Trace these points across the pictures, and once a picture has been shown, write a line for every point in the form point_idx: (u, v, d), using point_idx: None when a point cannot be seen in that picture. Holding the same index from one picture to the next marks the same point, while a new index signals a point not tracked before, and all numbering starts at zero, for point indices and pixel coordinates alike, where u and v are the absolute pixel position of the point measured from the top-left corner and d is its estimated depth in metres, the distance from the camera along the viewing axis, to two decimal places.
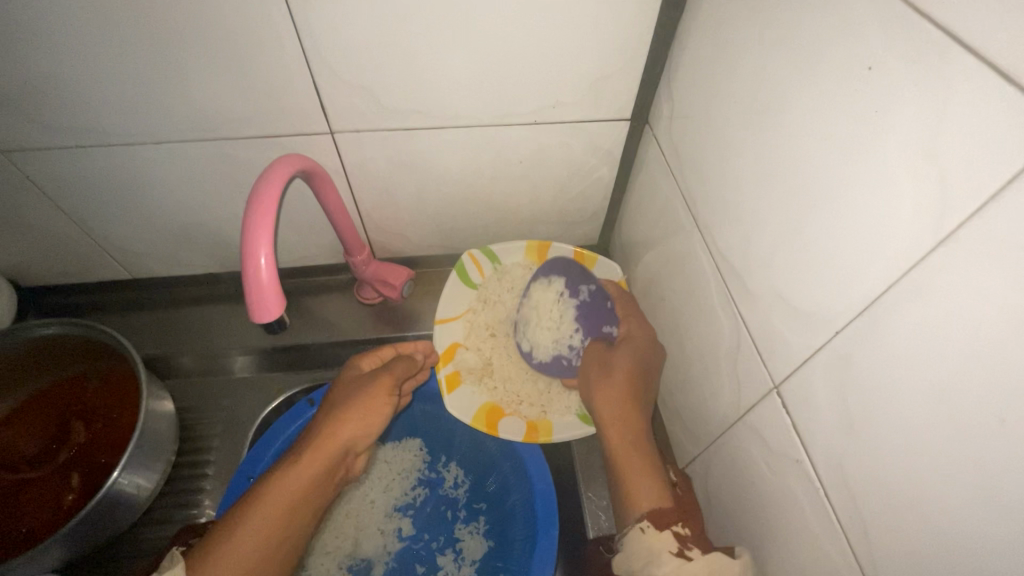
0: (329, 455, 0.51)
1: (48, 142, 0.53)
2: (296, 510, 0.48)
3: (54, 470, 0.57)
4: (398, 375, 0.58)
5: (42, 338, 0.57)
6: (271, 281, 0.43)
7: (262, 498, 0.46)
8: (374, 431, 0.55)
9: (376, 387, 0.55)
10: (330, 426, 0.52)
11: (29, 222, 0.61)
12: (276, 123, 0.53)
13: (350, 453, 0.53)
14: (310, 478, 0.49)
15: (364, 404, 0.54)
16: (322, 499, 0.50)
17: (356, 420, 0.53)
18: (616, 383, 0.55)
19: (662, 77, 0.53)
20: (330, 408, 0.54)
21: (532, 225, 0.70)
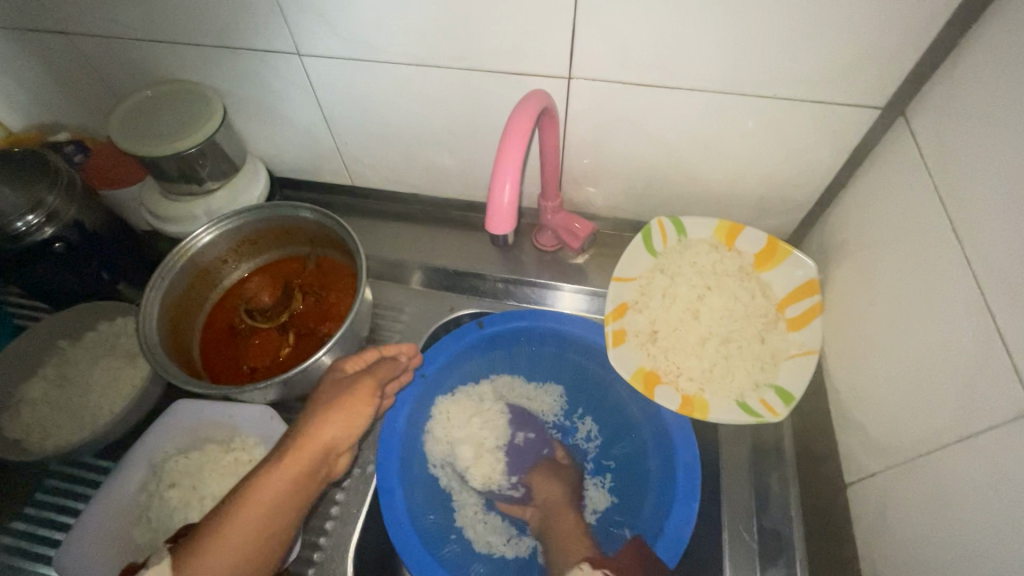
0: (309, 456, 0.52)
1: (334, 53, 0.61)
2: (278, 511, 0.48)
3: (276, 326, 0.69)
4: (378, 377, 0.60)
5: (292, 217, 0.68)
6: (511, 204, 0.48)
7: (244, 502, 0.47)
8: (356, 432, 0.55)
9: (355, 391, 0.56)
10: (312, 425, 0.53)
11: (294, 119, 0.71)
12: (525, 61, 0.57)
13: (330, 455, 0.54)
14: (290, 478, 0.50)
15: (348, 403, 0.56)
16: (301, 501, 0.50)
17: (342, 421, 0.55)
18: (554, 481, 0.68)
19: (939, 62, 0.48)
20: (316, 408, 0.55)
21: (723, 206, 0.69)
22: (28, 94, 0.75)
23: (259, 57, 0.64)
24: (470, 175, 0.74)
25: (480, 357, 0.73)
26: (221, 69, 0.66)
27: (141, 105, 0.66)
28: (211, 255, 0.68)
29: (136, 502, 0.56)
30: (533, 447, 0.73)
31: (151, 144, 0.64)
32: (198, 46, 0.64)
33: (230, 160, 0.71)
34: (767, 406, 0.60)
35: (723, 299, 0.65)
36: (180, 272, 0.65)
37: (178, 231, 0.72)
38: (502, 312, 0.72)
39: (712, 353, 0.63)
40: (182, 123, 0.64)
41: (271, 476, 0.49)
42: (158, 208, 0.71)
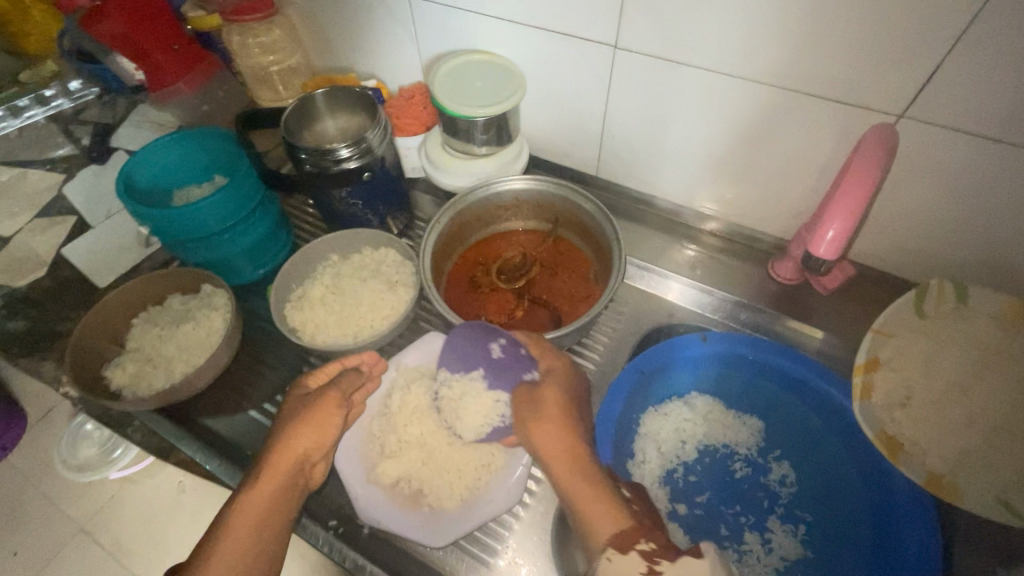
0: (285, 465, 0.52)
1: (649, 51, 0.64)
2: (267, 520, 0.49)
3: (513, 289, 0.74)
4: (344, 388, 0.59)
5: (552, 196, 0.74)
6: (837, 239, 0.47)
7: (235, 516, 0.48)
8: (328, 441, 0.55)
9: (321, 402, 0.56)
10: (285, 439, 0.54)
11: (572, 105, 0.75)
12: (855, 92, 0.56)
13: (305, 466, 0.54)
14: (273, 494, 0.50)
15: (312, 416, 0.55)
16: (288, 509, 0.51)
17: (309, 430, 0.55)
18: (551, 424, 0.53)
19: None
20: (286, 420, 0.56)
21: (1018, 286, 0.62)
22: (349, 43, 0.88)
23: (570, 42, 0.68)
24: (727, 192, 0.74)
25: (691, 370, 0.74)
26: (529, 49, 0.72)
27: (458, 71, 0.74)
28: (475, 212, 0.75)
29: (382, 408, 0.63)
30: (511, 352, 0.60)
31: (453, 106, 0.71)
32: (518, 26, 0.70)
33: (509, 131, 0.76)
34: None
35: (1002, 386, 0.58)
36: (450, 219, 0.73)
37: (447, 185, 0.80)
38: (731, 334, 0.72)
39: (975, 439, 0.57)
40: (488, 95, 0.71)
41: (254, 488, 0.50)
42: (437, 161, 0.79)
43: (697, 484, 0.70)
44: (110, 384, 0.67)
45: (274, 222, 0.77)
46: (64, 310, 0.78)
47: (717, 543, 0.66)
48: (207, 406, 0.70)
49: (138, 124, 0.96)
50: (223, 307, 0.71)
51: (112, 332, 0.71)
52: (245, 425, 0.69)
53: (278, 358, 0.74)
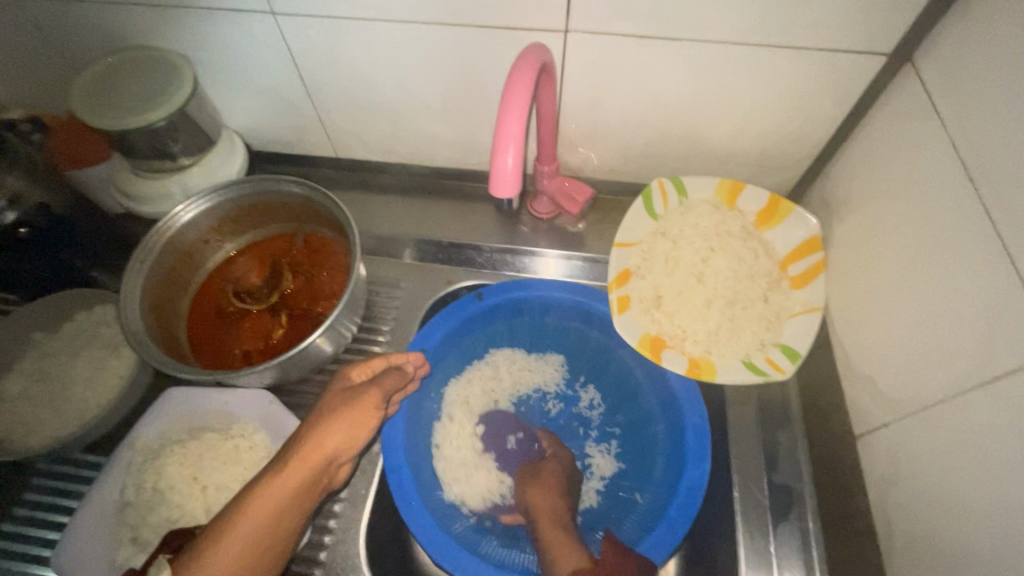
0: (311, 468, 0.48)
1: (314, 10, 0.56)
2: (279, 520, 0.45)
3: (267, 307, 0.66)
4: (386, 389, 0.56)
5: (278, 193, 0.65)
6: (515, 167, 0.46)
7: (245, 519, 0.43)
8: (362, 441, 0.52)
9: (365, 399, 0.54)
10: (319, 431, 0.50)
11: (270, 88, 0.66)
12: (521, 15, 0.54)
13: (333, 465, 0.50)
14: (294, 487, 0.46)
15: (354, 412, 0.52)
16: (300, 510, 0.47)
17: (342, 431, 0.51)
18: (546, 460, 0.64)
19: (947, 3, 0.47)
20: (325, 412, 0.52)
21: (724, 164, 0.67)
22: None
23: (229, 18, 0.59)
24: (462, 141, 0.70)
25: (481, 329, 0.71)
26: (187, 32, 0.61)
27: (102, 75, 0.61)
28: (193, 235, 0.65)
29: (117, 507, 0.52)
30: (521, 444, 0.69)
31: (108, 117, 0.58)
32: (158, 8, 0.58)
33: (204, 132, 0.67)
34: (775, 366, 0.59)
35: (727, 260, 0.64)
36: (160, 253, 0.62)
37: (154, 211, 0.67)
38: (503, 282, 0.71)
39: (718, 315, 0.62)
40: (150, 94, 0.59)
41: (281, 479, 0.46)
42: (130, 187, 0.66)
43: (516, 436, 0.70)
44: None
45: None
46: None
47: None
48: None
49: None
50: None
51: None
52: None
53: None
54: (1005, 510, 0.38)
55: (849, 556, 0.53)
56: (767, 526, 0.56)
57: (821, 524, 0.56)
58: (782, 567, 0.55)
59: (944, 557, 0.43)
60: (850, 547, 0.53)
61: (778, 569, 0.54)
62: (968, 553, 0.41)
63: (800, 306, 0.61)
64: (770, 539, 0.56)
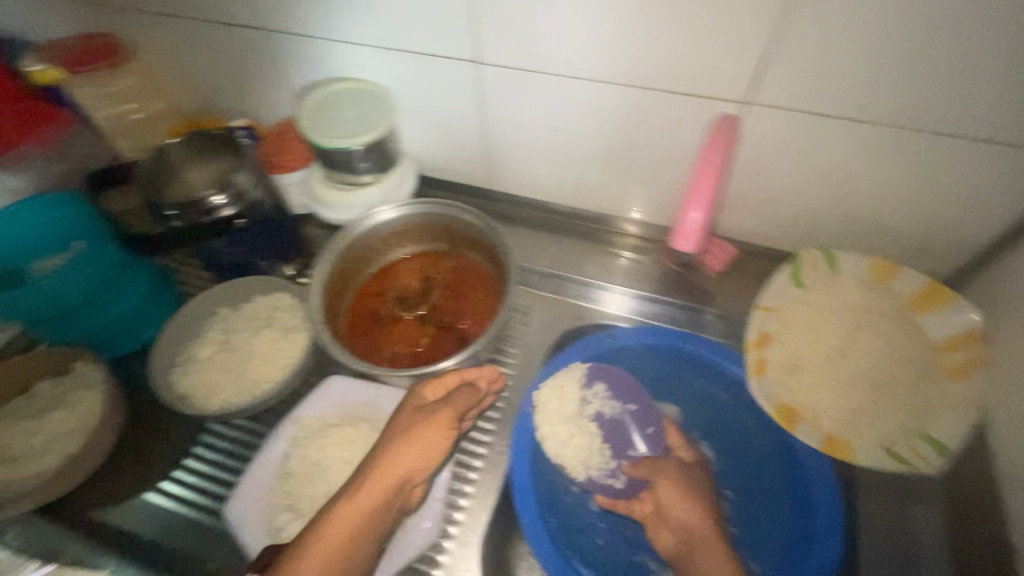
0: (384, 489, 0.52)
1: (511, 63, 0.64)
2: (355, 540, 0.49)
3: (415, 317, 0.72)
4: (457, 409, 0.58)
5: (443, 216, 0.73)
6: (697, 226, 0.50)
7: (328, 542, 0.48)
8: (433, 463, 0.55)
9: (435, 422, 0.56)
10: (390, 457, 0.53)
11: (449, 123, 0.75)
12: (703, 84, 0.58)
13: (406, 487, 0.54)
14: (369, 509, 0.50)
15: (424, 437, 0.55)
16: (378, 527, 0.51)
17: (413, 453, 0.54)
18: (669, 483, 0.62)
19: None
20: (396, 434, 0.55)
21: (878, 243, 0.67)
22: (214, 81, 0.83)
23: (435, 63, 0.67)
24: (612, 190, 0.75)
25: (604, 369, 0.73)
26: (395, 71, 0.70)
27: (321, 99, 0.71)
28: (365, 244, 0.73)
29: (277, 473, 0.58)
30: (636, 419, 0.69)
31: (323, 136, 0.68)
32: (378, 50, 0.68)
33: (390, 156, 0.75)
34: (922, 459, 0.57)
35: (879, 340, 0.62)
36: (339, 255, 0.70)
37: (333, 218, 0.76)
38: (632, 327, 0.73)
39: (862, 394, 0.61)
40: (359, 121, 0.69)
41: (353, 503, 0.50)
42: (319, 195, 0.76)
43: None
44: None
45: (146, 283, 0.71)
46: None
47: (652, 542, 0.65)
48: (94, 496, 0.64)
49: None
50: (96, 383, 0.65)
51: None
52: (141, 509, 0.63)
53: (169, 429, 0.68)
54: None
55: None
56: None
57: None
58: None
59: None
60: None
61: None
62: None
63: (954, 399, 0.59)
64: None
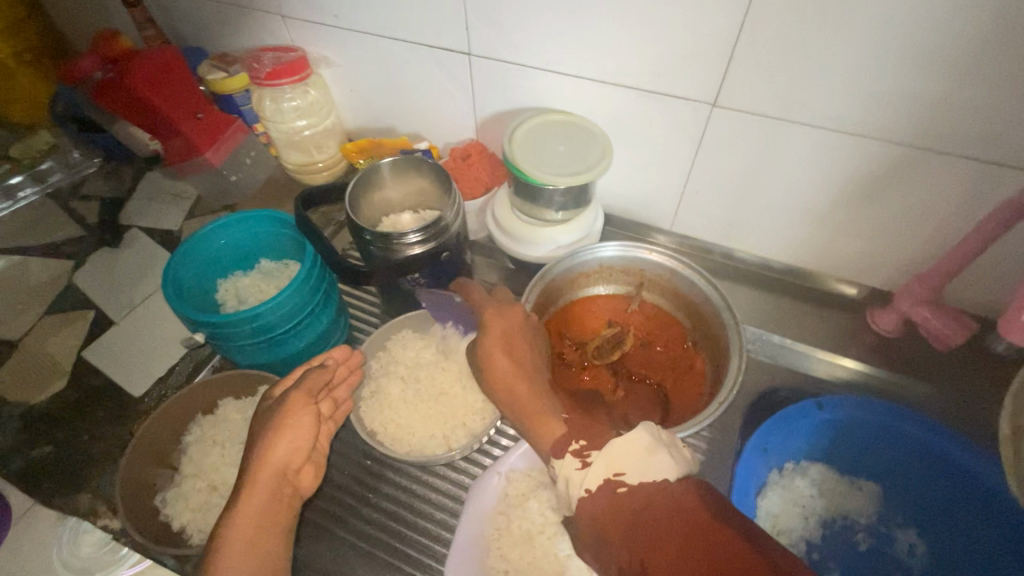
0: (266, 481, 0.49)
1: (755, 109, 0.60)
2: (261, 549, 0.46)
3: (606, 365, 0.67)
4: (312, 386, 0.55)
5: (643, 260, 0.69)
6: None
7: (231, 543, 0.45)
8: (308, 446, 0.52)
9: (291, 404, 0.52)
10: (259, 452, 0.50)
11: (654, 163, 0.70)
12: (991, 147, 0.53)
13: (289, 477, 0.51)
14: (259, 513, 0.47)
15: (286, 422, 0.51)
16: (280, 525, 0.48)
17: (286, 444, 0.51)
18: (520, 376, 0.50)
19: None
20: (260, 428, 0.52)
21: None
22: (393, 99, 0.81)
23: (660, 101, 0.63)
24: (821, 246, 0.70)
25: (803, 439, 0.67)
26: (610, 107, 0.67)
27: (531, 132, 0.67)
28: (558, 283, 0.69)
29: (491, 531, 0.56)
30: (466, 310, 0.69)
31: (535, 171, 0.64)
32: (599, 84, 0.65)
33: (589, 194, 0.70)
34: None
35: None
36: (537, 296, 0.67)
37: (522, 254, 0.73)
38: (841, 395, 0.67)
39: None
40: (575, 158, 0.65)
41: (238, 510, 0.47)
42: (510, 228, 0.72)
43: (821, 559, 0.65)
44: (173, 522, 0.58)
45: (331, 314, 0.68)
46: (96, 427, 0.68)
47: None
48: None
49: (153, 198, 0.87)
50: None
51: (163, 455, 0.62)
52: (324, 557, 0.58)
53: None
54: None
55: None
56: None
57: None
58: None
59: None
60: None
61: None
62: None
63: None
64: None
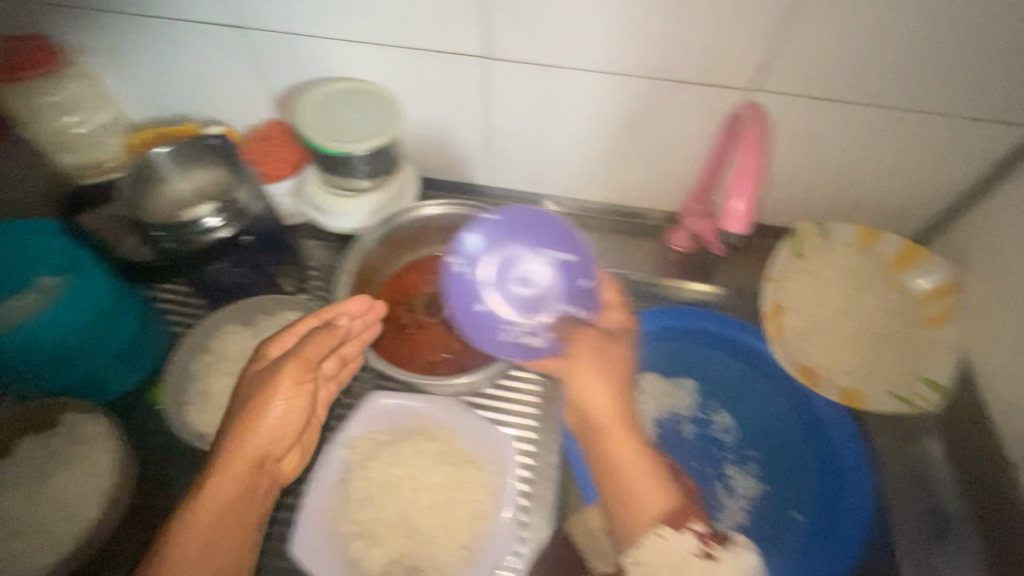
0: (242, 467, 0.50)
1: (525, 58, 0.63)
2: (221, 533, 0.49)
3: (440, 321, 0.70)
4: (311, 351, 0.56)
5: (459, 215, 0.72)
6: (745, 212, 0.51)
7: (189, 541, 0.47)
8: (291, 426, 0.54)
9: (281, 380, 0.53)
10: (233, 439, 0.51)
11: (456, 123, 0.73)
12: (718, 72, 0.61)
13: (265, 462, 0.53)
14: (234, 493, 0.50)
15: (256, 398, 0.52)
16: (244, 511, 0.51)
17: (273, 418, 0.52)
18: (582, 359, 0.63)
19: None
20: (248, 401, 0.52)
21: (857, 216, 0.75)
22: (174, 85, 0.74)
23: (436, 58, 0.66)
24: (617, 181, 0.77)
25: (626, 353, 0.76)
26: (397, 67, 0.67)
27: (325, 101, 0.66)
28: (375, 250, 0.71)
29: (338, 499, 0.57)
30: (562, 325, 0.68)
31: (332, 140, 0.64)
32: (382, 47, 0.65)
33: (393, 160, 0.70)
34: (921, 397, 0.65)
35: (874, 300, 0.70)
36: (357, 266, 0.68)
37: (341, 227, 0.72)
38: (650, 310, 0.76)
39: (865, 350, 0.69)
40: (367, 124, 0.65)
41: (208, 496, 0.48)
42: (323, 203, 0.71)
43: (658, 453, 0.72)
44: None
45: (134, 314, 0.62)
46: None
47: (700, 510, 0.70)
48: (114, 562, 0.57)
49: None
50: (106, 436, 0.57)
51: None
52: None
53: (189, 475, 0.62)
54: None
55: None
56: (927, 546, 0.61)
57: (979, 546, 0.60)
58: None
59: None
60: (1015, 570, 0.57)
61: None
62: None
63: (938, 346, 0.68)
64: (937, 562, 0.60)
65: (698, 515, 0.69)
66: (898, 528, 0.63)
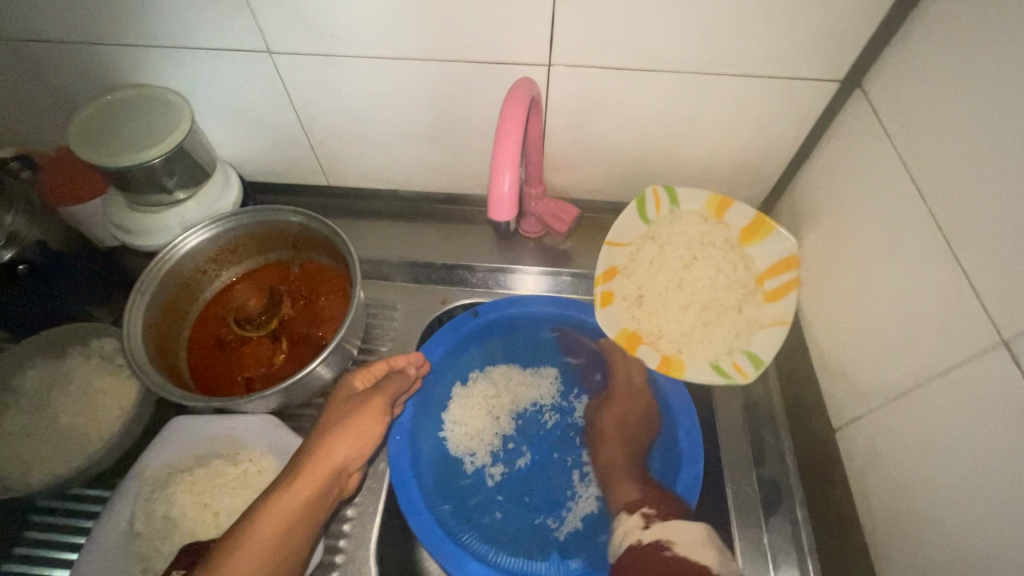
0: (323, 474, 0.52)
1: (307, 48, 0.60)
2: (293, 530, 0.49)
3: (266, 333, 0.67)
4: (388, 397, 0.59)
5: (276, 221, 0.67)
6: (510, 192, 0.50)
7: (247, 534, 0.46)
8: (366, 451, 0.56)
9: (367, 409, 0.57)
10: (324, 444, 0.53)
11: (266, 121, 0.69)
12: (507, 49, 0.58)
13: (342, 474, 0.54)
14: (305, 498, 0.50)
15: (357, 423, 0.56)
16: (311, 518, 0.50)
17: (349, 437, 0.55)
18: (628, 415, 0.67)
19: (900, 25, 0.52)
20: (328, 425, 0.55)
21: (697, 183, 0.73)
22: None
23: (217, 56, 0.61)
24: (451, 168, 0.74)
25: (477, 346, 0.73)
26: (180, 68, 0.63)
27: (101, 113, 0.62)
28: (190, 266, 0.65)
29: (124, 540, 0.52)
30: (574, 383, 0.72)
31: (108, 155, 0.60)
32: (156, 49, 0.61)
33: (201, 164, 0.69)
34: (740, 370, 0.64)
35: (708, 270, 0.69)
36: (160, 286, 0.63)
37: (149, 244, 0.69)
38: (496, 301, 0.73)
39: (693, 319, 0.67)
40: (147, 134, 0.61)
41: (293, 490, 0.49)
42: (126, 221, 0.67)
43: (512, 447, 0.70)
44: None
45: None
46: None
47: (551, 503, 0.67)
48: None
49: None
50: None
51: None
52: None
53: None
54: (960, 480, 0.43)
55: (837, 541, 0.56)
56: (760, 517, 0.60)
57: (810, 514, 0.60)
58: (777, 558, 0.58)
59: (910, 535, 0.48)
60: (837, 535, 0.56)
61: (773, 560, 0.58)
62: (937, 533, 0.45)
63: (769, 319, 0.66)
64: (764, 530, 0.60)
65: (549, 509, 0.66)
66: (735, 499, 0.61)
